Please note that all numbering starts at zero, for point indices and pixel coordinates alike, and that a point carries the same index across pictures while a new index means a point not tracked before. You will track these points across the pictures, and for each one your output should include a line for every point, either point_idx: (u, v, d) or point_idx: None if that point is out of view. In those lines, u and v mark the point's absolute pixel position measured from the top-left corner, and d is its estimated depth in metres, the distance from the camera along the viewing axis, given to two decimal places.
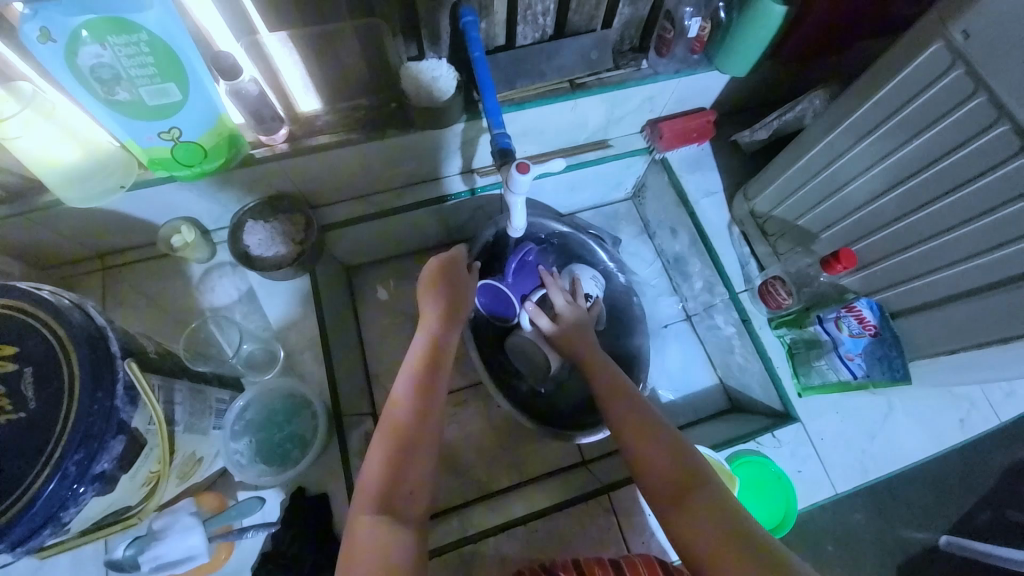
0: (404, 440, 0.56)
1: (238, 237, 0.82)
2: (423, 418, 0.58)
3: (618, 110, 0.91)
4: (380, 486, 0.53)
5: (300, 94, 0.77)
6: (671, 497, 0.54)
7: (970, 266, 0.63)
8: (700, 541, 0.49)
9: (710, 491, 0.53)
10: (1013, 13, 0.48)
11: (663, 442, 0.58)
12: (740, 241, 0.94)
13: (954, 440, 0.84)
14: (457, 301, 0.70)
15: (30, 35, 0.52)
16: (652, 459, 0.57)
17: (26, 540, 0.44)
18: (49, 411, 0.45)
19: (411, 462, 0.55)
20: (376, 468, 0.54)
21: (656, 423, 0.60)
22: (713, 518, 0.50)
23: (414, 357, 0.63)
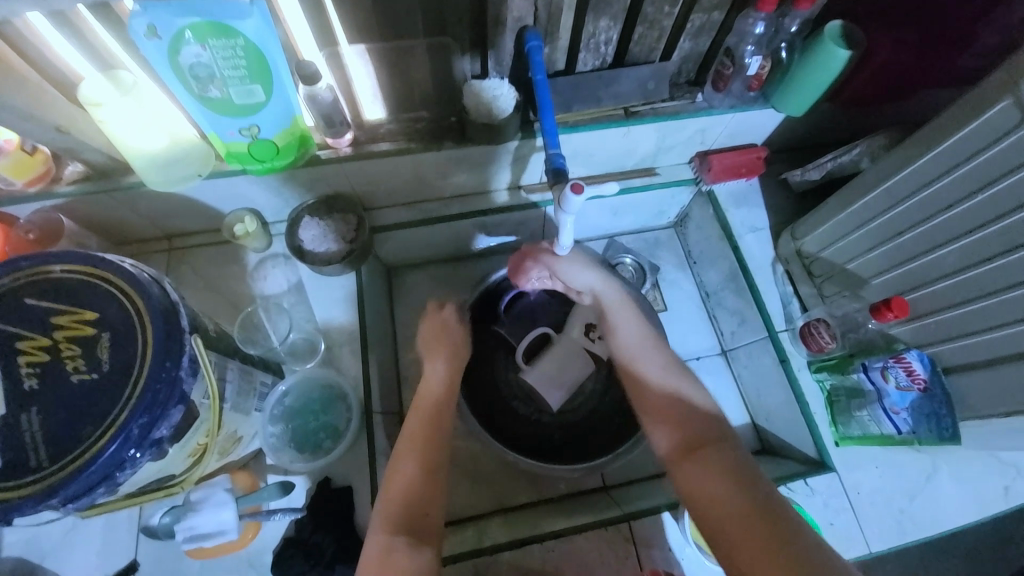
0: (427, 466, 0.61)
1: (296, 232, 0.88)
2: (429, 449, 0.63)
3: (669, 140, 0.93)
4: (398, 512, 0.58)
5: (368, 103, 0.82)
6: (686, 458, 0.58)
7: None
8: (712, 499, 0.54)
9: (724, 448, 0.58)
10: None
11: (686, 404, 0.63)
12: (784, 280, 0.92)
13: (999, 509, 0.79)
14: (462, 354, 0.75)
15: (139, 31, 0.58)
16: (669, 422, 0.62)
17: (80, 495, 0.47)
18: (122, 375, 0.48)
19: (430, 481, 0.61)
20: (396, 490, 0.59)
21: (682, 383, 0.66)
22: (728, 475, 0.55)
23: (427, 396, 0.68)
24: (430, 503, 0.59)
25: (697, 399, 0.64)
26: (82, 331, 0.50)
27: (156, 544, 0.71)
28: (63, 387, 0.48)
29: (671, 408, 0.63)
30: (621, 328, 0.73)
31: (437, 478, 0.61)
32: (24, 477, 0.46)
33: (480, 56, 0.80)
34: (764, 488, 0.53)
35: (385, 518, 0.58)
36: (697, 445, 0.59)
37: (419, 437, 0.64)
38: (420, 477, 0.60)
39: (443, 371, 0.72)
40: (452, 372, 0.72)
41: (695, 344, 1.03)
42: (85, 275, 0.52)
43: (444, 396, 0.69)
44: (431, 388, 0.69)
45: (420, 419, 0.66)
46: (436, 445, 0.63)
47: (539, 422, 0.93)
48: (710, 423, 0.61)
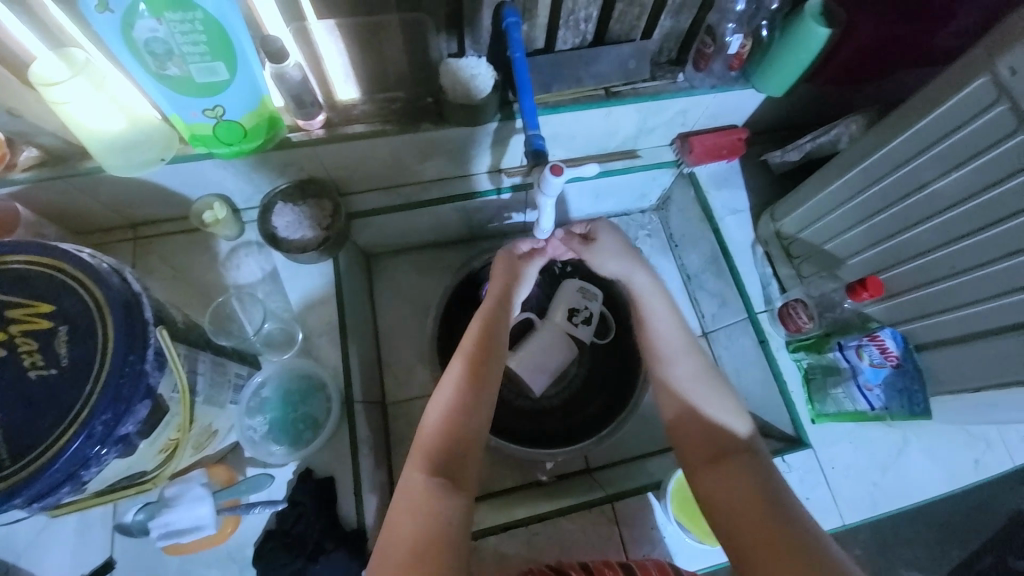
0: (466, 411, 0.62)
1: (268, 218, 0.85)
2: (473, 390, 0.63)
3: (650, 121, 0.92)
4: (435, 451, 0.59)
5: (340, 83, 0.78)
6: (709, 460, 0.60)
7: (1006, 301, 0.61)
8: (731, 495, 0.56)
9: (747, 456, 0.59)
10: None
11: (714, 411, 0.63)
12: (763, 262, 0.93)
13: (966, 480, 0.82)
14: (506, 295, 0.74)
15: (89, 3, 0.54)
16: (688, 418, 0.64)
17: (45, 495, 0.45)
18: (81, 370, 0.46)
19: (470, 426, 0.61)
20: (434, 435, 0.60)
21: (711, 390, 0.66)
22: (749, 482, 0.56)
23: (469, 338, 0.68)
24: (469, 442, 0.61)
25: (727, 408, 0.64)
26: (39, 326, 0.47)
27: (133, 541, 0.69)
28: (19, 385, 0.46)
29: (693, 415, 0.64)
30: (653, 313, 0.72)
31: (477, 419, 0.62)
32: None
33: (456, 33, 0.77)
34: (783, 496, 0.54)
35: (421, 454, 0.59)
36: (722, 448, 0.60)
37: (459, 384, 0.63)
38: (460, 417, 0.61)
39: (487, 314, 0.70)
40: (494, 314, 0.71)
41: None
42: (39, 266, 0.49)
43: (487, 334, 0.68)
44: (476, 326, 0.69)
45: (468, 357, 0.66)
46: (476, 389, 0.63)
47: (524, 407, 0.93)
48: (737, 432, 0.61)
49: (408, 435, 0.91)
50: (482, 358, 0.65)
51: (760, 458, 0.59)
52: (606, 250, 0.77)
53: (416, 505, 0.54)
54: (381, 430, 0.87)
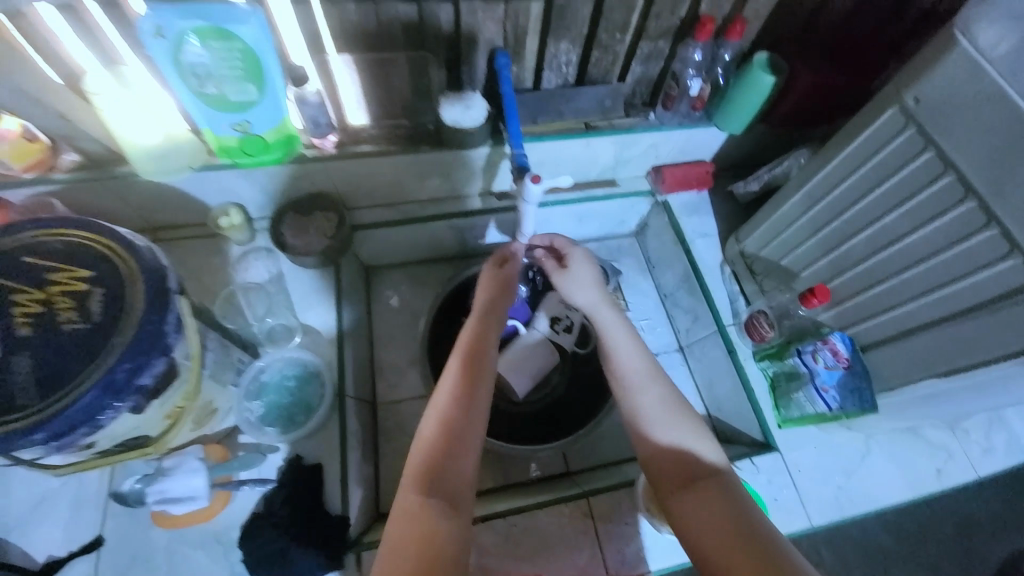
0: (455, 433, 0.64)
1: (280, 226, 0.93)
2: (464, 411, 0.66)
3: (626, 153, 1.03)
4: (429, 472, 0.61)
5: (351, 110, 0.89)
6: (682, 489, 0.61)
7: (937, 296, 0.67)
8: (712, 541, 0.55)
9: (719, 486, 0.60)
10: (960, 80, 0.57)
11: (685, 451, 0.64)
12: (731, 280, 1.01)
13: (930, 488, 0.86)
14: (486, 318, 0.78)
15: (147, 31, 0.65)
16: (663, 454, 0.64)
17: (64, 433, 0.50)
18: (109, 326, 0.52)
19: (461, 447, 0.63)
20: (423, 456, 0.62)
21: (679, 420, 0.67)
22: (721, 510, 0.57)
23: (453, 360, 0.72)
24: (464, 466, 0.62)
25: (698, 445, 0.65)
26: (76, 287, 0.54)
27: (124, 517, 0.72)
28: (52, 335, 0.52)
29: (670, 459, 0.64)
30: (616, 346, 0.74)
31: (465, 439, 0.64)
32: (9, 415, 0.49)
33: (455, 72, 0.90)
34: (756, 521, 0.55)
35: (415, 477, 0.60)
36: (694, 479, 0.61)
37: (443, 409, 0.66)
38: (452, 439, 0.63)
39: (469, 336, 0.74)
40: (476, 337, 0.75)
41: (654, 341, 1.11)
42: (83, 237, 0.57)
43: (473, 358, 0.71)
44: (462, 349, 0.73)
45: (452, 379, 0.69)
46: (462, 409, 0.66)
47: (507, 411, 0.97)
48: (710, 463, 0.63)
49: (396, 434, 0.95)
50: (466, 380, 0.69)
51: (731, 486, 0.60)
52: (575, 279, 0.83)
53: (412, 525, 0.56)
54: (369, 428, 0.91)
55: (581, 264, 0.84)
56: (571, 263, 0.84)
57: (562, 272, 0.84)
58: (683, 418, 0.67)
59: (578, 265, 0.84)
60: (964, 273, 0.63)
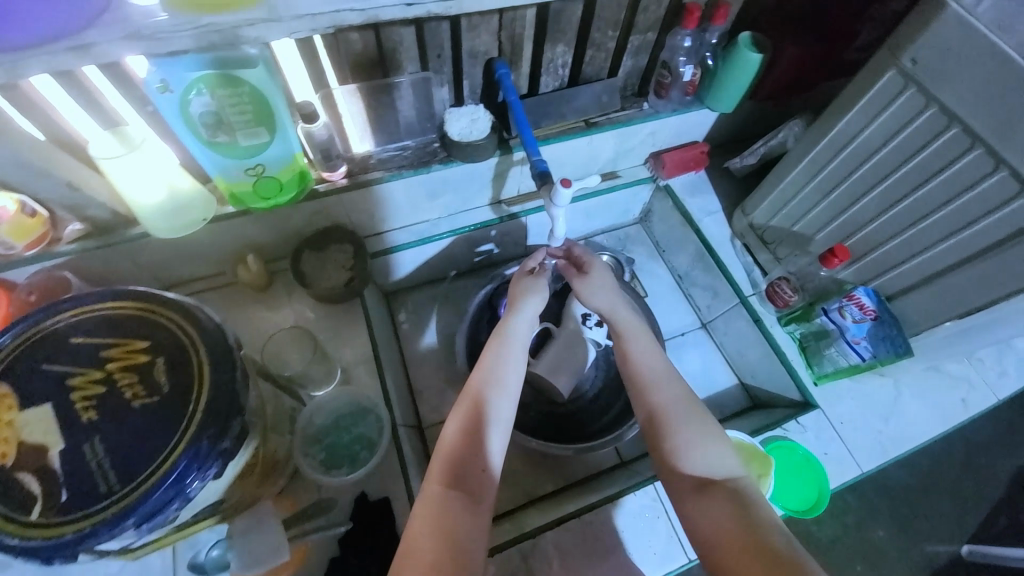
0: (480, 426, 0.66)
1: (300, 264, 0.92)
2: (490, 405, 0.68)
3: (626, 144, 1.05)
4: (452, 469, 0.63)
5: (356, 141, 0.89)
6: (696, 489, 0.63)
7: (957, 239, 0.72)
8: (716, 538, 0.58)
9: (731, 491, 0.61)
10: (956, 37, 0.61)
11: (703, 454, 0.65)
12: (743, 252, 1.04)
13: (960, 418, 0.91)
14: (523, 307, 0.79)
15: (152, 86, 0.63)
16: (678, 450, 0.66)
17: (154, 514, 0.48)
18: (181, 394, 0.51)
19: (484, 441, 0.65)
20: (449, 453, 0.65)
21: (698, 423, 0.67)
22: (730, 513, 0.59)
23: (487, 356, 0.73)
24: (485, 460, 0.65)
25: (716, 447, 0.66)
26: (136, 360, 0.53)
27: None
28: (124, 414, 0.50)
29: (681, 457, 0.65)
30: (637, 348, 0.75)
31: (488, 433, 0.66)
32: (95, 503, 0.47)
33: (455, 87, 0.90)
34: (765, 527, 0.57)
35: (441, 470, 0.63)
36: (705, 478, 0.63)
37: (471, 404, 0.68)
38: (478, 433, 0.65)
39: (504, 332, 0.76)
40: (509, 331, 0.77)
41: (677, 322, 1.14)
42: (131, 308, 0.55)
43: (502, 353, 0.73)
44: (494, 345, 0.75)
45: (478, 378, 0.70)
46: (490, 403, 0.68)
47: (553, 411, 0.99)
48: (724, 465, 0.65)
49: None
50: (495, 375, 0.70)
51: (747, 491, 0.61)
52: (596, 286, 0.82)
53: (429, 524, 0.59)
54: (422, 453, 0.91)
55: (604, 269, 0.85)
56: (591, 271, 0.84)
57: (582, 278, 0.83)
58: (702, 420, 0.67)
59: (598, 274, 0.83)
60: (979, 216, 0.68)
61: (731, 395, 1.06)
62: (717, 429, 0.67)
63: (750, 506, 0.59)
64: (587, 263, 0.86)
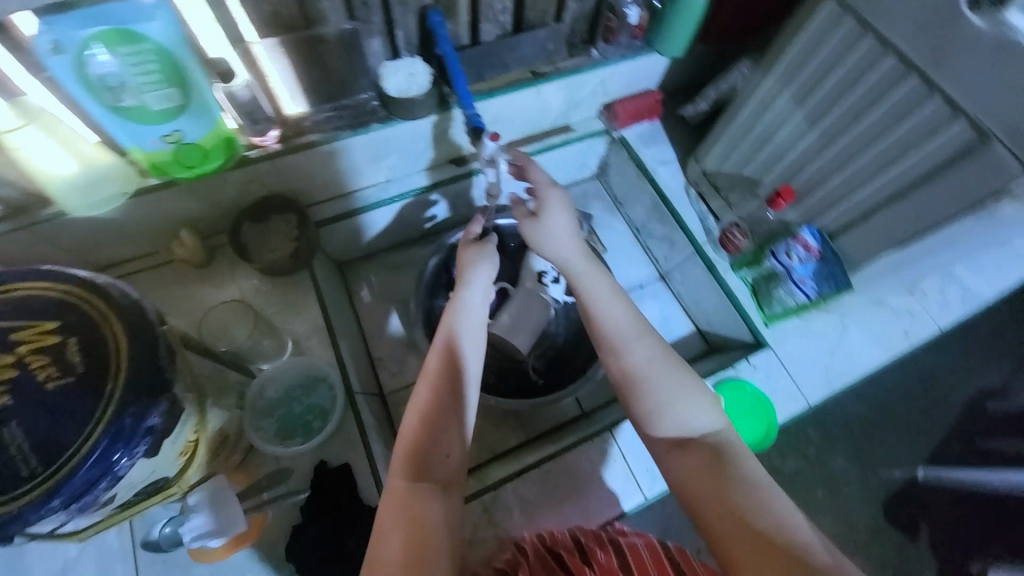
0: (437, 416, 0.63)
1: (240, 236, 0.88)
2: (448, 389, 0.64)
3: (575, 95, 1.02)
4: (412, 458, 0.60)
5: (286, 100, 0.84)
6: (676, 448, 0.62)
7: (893, 172, 0.72)
8: (705, 501, 0.56)
9: (712, 446, 0.60)
10: None
11: (686, 408, 0.63)
12: (697, 201, 1.04)
13: (902, 348, 0.95)
14: (472, 280, 0.76)
15: (44, 48, 0.57)
16: (656, 412, 0.63)
17: (82, 493, 0.47)
18: (98, 372, 0.49)
19: (443, 431, 0.62)
20: (408, 440, 0.61)
21: (677, 376, 0.65)
22: (711, 472, 0.58)
23: (439, 336, 0.69)
24: (447, 449, 0.62)
25: (694, 399, 0.64)
26: (47, 342, 0.50)
27: (157, 563, 0.69)
28: (37, 398, 0.48)
29: (655, 420, 0.63)
30: (608, 301, 0.72)
31: (448, 418, 0.63)
32: (16, 488, 0.45)
33: (388, 39, 0.85)
34: (749, 483, 0.56)
35: (400, 465, 0.60)
36: (687, 434, 0.62)
37: (426, 390, 0.64)
38: (435, 422, 0.62)
39: (455, 310, 0.72)
40: (460, 309, 0.72)
41: (636, 275, 1.15)
42: (38, 287, 0.52)
43: (455, 333, 0.69)
44: (446, 324, 0.70)
45: (436, 359, 0.66)
46: (446, 389, 0.64)
47: (514, 368, 0.99)
48: (706, 417, 0.63)
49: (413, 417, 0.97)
50: (449, 356, 0.66)
51: (725, 447, 0.60)
52: (549, 229, 0.78)
53: (399, 515, 0.56)
54: (384, 419, 0.91)
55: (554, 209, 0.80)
56: (543, 212, 0.79)
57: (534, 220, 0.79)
58: (684, 371, 0.66)
59: (553, 207, 0.79)
60: (914, 146, 0.68)
61: (687, 341, 1.10)
62: (692, 380, 0.65)
63: (722, 456, 0.59)
64: (540, 203, 0.80)
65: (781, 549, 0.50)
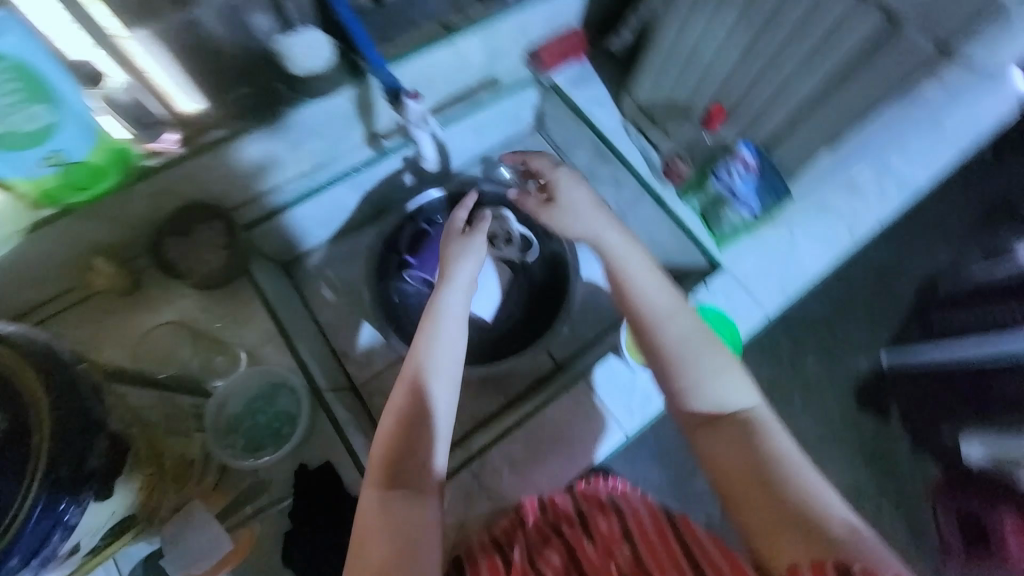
0: (411, 419, 0.62)
1: (166, 252, 0.83)
2: (423, 391, 0.64)
3: (495, 44, 0.95)
4: (388, 463, 0.61)
5: (179, 96, 0.75)
6: (707, 425, 0.65)
7: None
8: (734, 476, 0.61)
9: (743, 424, 0.64)
10: None
11: (715, 386, 0.66)
12: (636, 135, 1.02)
13: (846, 245, 0.98)
14: (453, 277, 0.75)
15: None
16: (690, 391, 0.66)
17: (39, 549, 0.44)
18: (20, 423, 0.45)
19: (418, 433, 0.62)
20: (384, 446, 0.62)
21: (707, 356, 0.68)
22: (744, 452, 0.62)
23: (418, 337, 0.69)
24: (423, 451, 0.62)
25: (725, 377, 0.67)
26: None
27: None
28: None
29: (683, 379, 0.67)
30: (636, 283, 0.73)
31: (422, 420, 0.63)
32: None
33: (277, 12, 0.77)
34: (777, 462, 0.60)
35: (376, 470, 0.61)
36: (716, 412, 0.65)
37: (400, 393, 0.64)
38: (409, 425, 0.62)
39: (435, 309, 0.71)
40: (439, 308, 0.72)
41: None
42: None
43: (432, 333, 0.69)
44: (424, 325, 0.70)
45: (410, 361, 0.67)
46: (420, 390, 0.64)
47: (482, 336, 0.99)
48: (737, 397, 0.66)
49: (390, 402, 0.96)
50: (425, 357, 0.66)
51: (756, 425, 0.64)
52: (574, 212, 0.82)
53: (374, 521, 0.57)
54: (360, 410, 0.89)
55: (570, 188, 0.84)
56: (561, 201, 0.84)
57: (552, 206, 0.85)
58: (712, 350, 0.68)
59: (574, 193, 0.83)
60: None
61: None
62: (724, 359, 0.68)
63: (751, 427, 0.63)
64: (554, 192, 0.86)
65: (802, 520, 0.56)
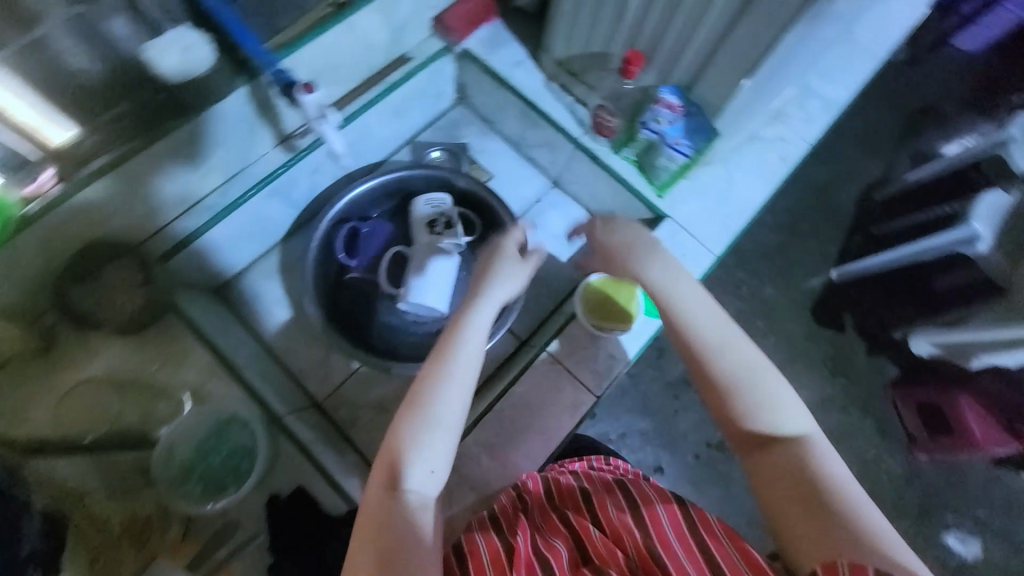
0: (427, 417, 0.57)
1: (74, 303, 0.76)
2: (442, 391, 0.59)
3: (396, 17, 0.88)
4: (398, 463, 0.55)
5: (45, 124, 0.63)
6: (761, 447, 0.55)
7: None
8: (779, 495, 0.52)
9: (804, 452, 0.53)
10: None
11: (775, 407, 0.56)
12: (561, 94, 0.99)
13: (781, 173, 0.99)
14: (485, 289, 0.71)
15: None
16: (746, 414, 0.57)
17: None
18: None
19: (432, 435, 0.56)
20: (396, 443, 0.56)
21: (765, 378, 0.58)
22: (803, 477, 0.51)
23: (447, 336, 0.64)
24: (436, 457, 0.56)
25: (786, 400, 0.57)
26: None
27: None
28: None
29: (751, 420, 0.56)
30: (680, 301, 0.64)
31: (438, 422, 0.57)
32: None
33: None
34: (837, 488, 0.50)
35: (383, 468, 0.55)
36: (772, 436, 0.55)
37: (422, 386, 0.59)
38: (424, 424, 0.56)
39: (467, 313, 0.67)
40: (470, 311, 0.67)
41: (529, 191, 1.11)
42: None
43: (458, 336, 0.64)
44: (453, 325, 0.66)
45: (431, 359, 0.61)
46: (440, 389, 0.59)
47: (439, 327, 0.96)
48: (799, 423, 0.56)
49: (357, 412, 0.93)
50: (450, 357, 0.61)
51: (821, 453, 0.53)
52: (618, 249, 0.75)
53: (370, 524, 0.51)
54: (326, 426, 0.86)
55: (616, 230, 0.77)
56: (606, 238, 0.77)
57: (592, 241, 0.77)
58: (771, 373, 0.59)
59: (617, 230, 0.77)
60: None
61: None
62: (783, 382, 0.58)
63: (821, 466, 0.52)
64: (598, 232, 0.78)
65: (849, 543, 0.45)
